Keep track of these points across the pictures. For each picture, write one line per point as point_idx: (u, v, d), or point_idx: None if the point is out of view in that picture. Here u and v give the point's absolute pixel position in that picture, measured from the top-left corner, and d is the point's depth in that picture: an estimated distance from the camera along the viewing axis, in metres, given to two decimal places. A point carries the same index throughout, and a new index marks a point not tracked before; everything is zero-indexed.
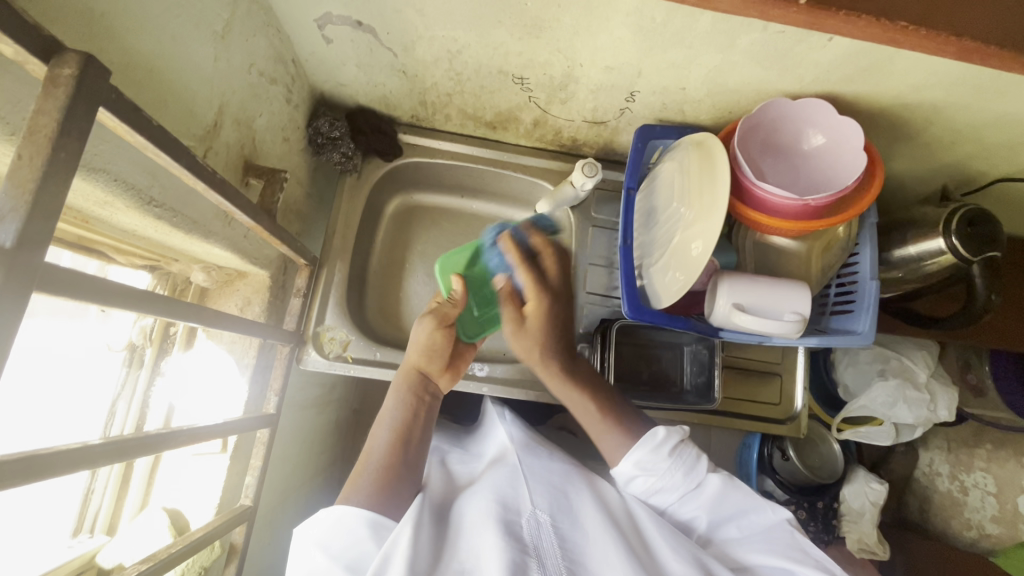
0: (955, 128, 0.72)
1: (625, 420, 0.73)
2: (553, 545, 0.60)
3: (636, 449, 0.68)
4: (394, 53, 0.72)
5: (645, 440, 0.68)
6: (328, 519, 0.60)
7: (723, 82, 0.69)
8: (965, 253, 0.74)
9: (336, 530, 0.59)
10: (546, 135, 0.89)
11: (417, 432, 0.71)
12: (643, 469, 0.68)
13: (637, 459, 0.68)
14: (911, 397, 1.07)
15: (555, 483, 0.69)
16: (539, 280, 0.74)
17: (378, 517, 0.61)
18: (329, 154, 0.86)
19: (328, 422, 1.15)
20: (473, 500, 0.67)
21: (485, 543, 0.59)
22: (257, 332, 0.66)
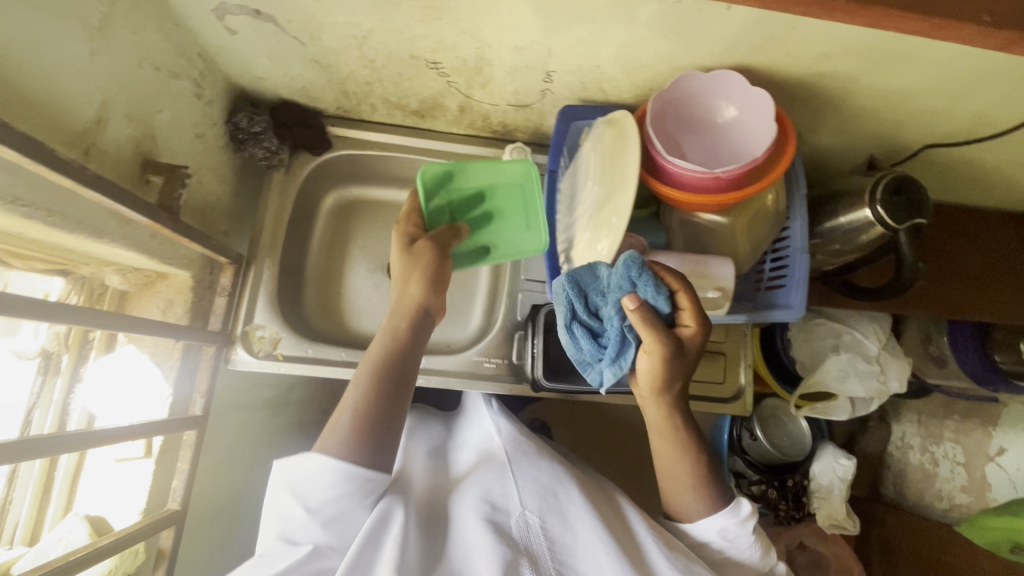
0: (874, 97, 0.71)
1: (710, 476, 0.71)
2: (543, 546, 0.63)
3: (725, 517, 0.69)
4: (302, 42, 0.71)
5: (733, 509, 0.69)
6: (307, 465, 0.61)
7: (635, 58, 0.68)
8: (891, 222, 0.74)
9: (315, 480, 0.60)
10: (475, 121, 0.88)
11: (398, 389, 0.67)
12: (724, 537, 0.69)
13: (718, 527, 0.69)
14: (861, 369, 1.09)
15: (545, 479, 0.71)
16: (694, 307, 0.63)
17: (356, 468, 0.61)
18: (252, 149, 0.84)
19: (284, 423, 1.14)
20: (461, 500, 0.70)
21: (475, 547, 0.62)
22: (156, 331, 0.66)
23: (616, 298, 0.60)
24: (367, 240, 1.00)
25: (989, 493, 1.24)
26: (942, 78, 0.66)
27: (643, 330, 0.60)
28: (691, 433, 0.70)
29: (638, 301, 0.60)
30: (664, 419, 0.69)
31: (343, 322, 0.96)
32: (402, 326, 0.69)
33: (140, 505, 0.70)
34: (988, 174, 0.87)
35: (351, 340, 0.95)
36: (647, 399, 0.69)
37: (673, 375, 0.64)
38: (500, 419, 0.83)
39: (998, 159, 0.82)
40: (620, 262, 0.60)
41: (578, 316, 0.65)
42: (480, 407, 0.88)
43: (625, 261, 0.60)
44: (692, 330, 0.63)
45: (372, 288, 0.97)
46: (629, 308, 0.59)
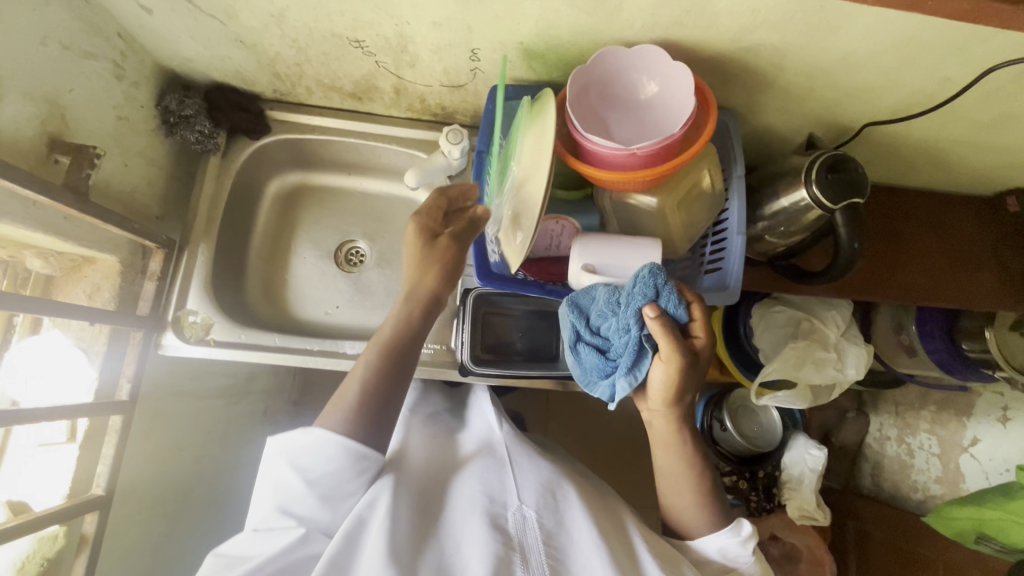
0: (806, 73, 0.69)
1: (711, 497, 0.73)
2: (538, 541, 0.64)
3: (724, 536, 0.69)
4: (221, 21, 0.70)
5: (736, 529, 0.69)
6: (307, 440, 0.61)
7: (556, 33, 0.66)
8: (826, 202, 0.72)
9: (310, 456, 0.61)
10: (413, 103, 0.86)
11: (402, 377, 0.68)
12: (724, 555, 0.69)
13: (720, 545, 0.69)
14: (818, 357, 1.07)
15: (545, 480, 0.72)
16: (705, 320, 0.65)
17: (357, 446, 0.62)
18: (184, 133, 0.83)
19: (239, 414, 1.14)
20: (460, 489, 0.71)
21: (469, 539, 0.63)
22: (66, 314, 0.66)
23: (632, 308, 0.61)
24: (313, 227, 0.99)
25: (962, 485, 1.23)
26: (870, 51, 0.64)
27: (661, 339, 0.61)
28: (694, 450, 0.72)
29: (659, 308, 0.61)
30: (669, 431, 0.71)
31: (288, 309, 0.95)
32: (416, 310, 0.70)
33: (64, 489, 0.70)
34: (938, 154, 0.85)
35: (294, 328, 0.94)
36: (657, 413, 0.70)
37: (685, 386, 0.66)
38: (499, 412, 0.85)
39: (945, 137, 0.80)
40: (643, 272, 0.61)
41: (582, 337, 0.68)
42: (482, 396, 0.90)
43: (648, 272, 0.60)
44: (702, 339, 0.66)
45: (319, 275, 0.97)
46: (647, 314, 0.61)
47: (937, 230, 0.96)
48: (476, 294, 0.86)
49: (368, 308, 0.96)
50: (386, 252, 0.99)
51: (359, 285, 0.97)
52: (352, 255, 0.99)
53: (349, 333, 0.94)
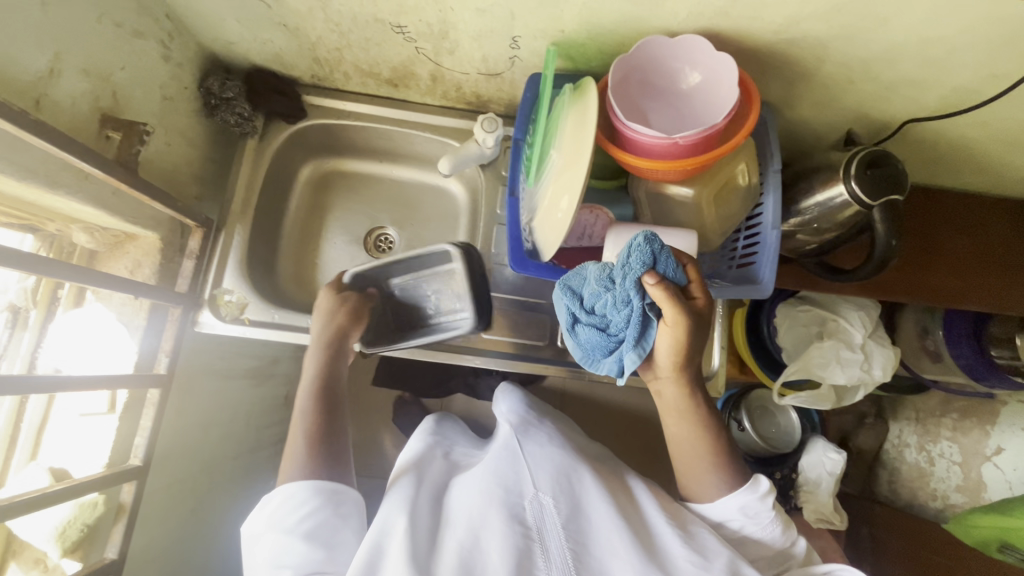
0: (849, 67, 0.69)
1: (730, 458, 0.73)
2: (555, 525, 0.66)
3: (743, 494, 0.70)
4: (267, 4, 0.71)
5: (750, 487, 0.70)
6: (277, 498, 0.67)
7: (598, 22, 0.67)
8: (865, 198, 0.72)
9: (285, 508, 0.66)
10: (448, 91, 0.87)
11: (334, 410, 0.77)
12: (746, 515, 0.70)
13: (740, 504, 0.70)
14: (845, 357, 1.05)
15: (559, 469, 0.75)
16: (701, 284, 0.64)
17: (323, 482, 0.69)
18: (224, 115, 0.85)
19: (261, 396, 1.16)
20: (477, 487, 0.72)
21: (488, 527, 0.65)
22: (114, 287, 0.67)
23: (630, 280, 0.59)
24: (343, 213, 1.00)
25: (984, 494, 1.22)
26: (916, 45, 0.64)
27: (664, 306, 0.60)
28: (708, 415, 0.72)
29: (657, 274, 0.60)
30: (682, 401, 0.71)
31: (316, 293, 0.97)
32: (333, 355, 0.79)
33: (103, 458, 0.72)
34: (976, 155, 0.84)
35: None
36: (668, 380, 0.70)
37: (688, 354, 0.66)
38: (515, 420, 0.89)
39: (985, 137, 0.79)
40: (637, 239, 0.59)
41: (579, 319, 0.65)
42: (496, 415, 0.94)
43: (644, 239, 0.59)
44: (703, 301, 0.64)
45: (347, 260, 0.98)
46: (648, 283, 0.60)
47: (972, 233, 0.95)
48: (351, 276, 0.83)
49: None
50: (414, 239, 1.00)
51: None
52: (381, 242, 1.00)
53: None
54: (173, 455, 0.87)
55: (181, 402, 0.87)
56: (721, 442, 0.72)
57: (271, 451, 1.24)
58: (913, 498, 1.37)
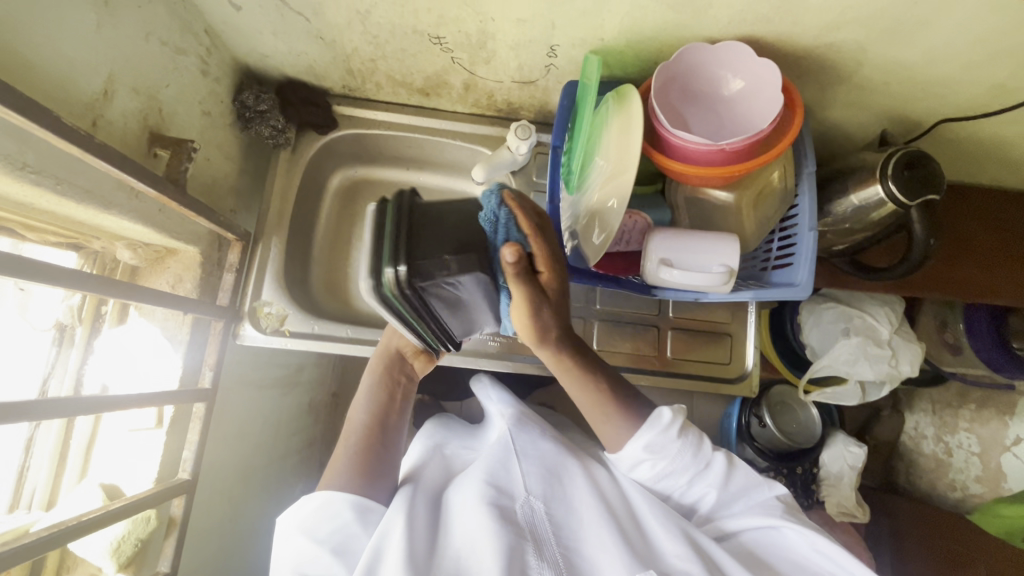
0: (885, 69, 0.69)
1: (625, 395, 0.70)
2: (548, 528, 0.67)
3: (645, 430, 0.67)
4: (306, 18, 0.71)
5: (651, 423, 0.67)
6: (311, 505, 0.67)
7: (639, 29, 0.67)
8: (902, 198, 0.72)
9: (321, 516, 0.65)
10: (479, 99, 0.88)
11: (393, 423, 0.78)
12: (652, 452, 0.68)
13: (644, 443, 0.67)
14: (872, 353, 1.06)
15: (548, 464, 0.76)
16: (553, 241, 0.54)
17: (358, 497, 0.68)
18: (258, 128, 0.85)
19: (289, 403, 1.17)
20: (465, 488, 0.73)
21: (477, 530, 0.65)
22: (164, 304, 0.68)
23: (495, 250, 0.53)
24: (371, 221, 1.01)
25: (1003, 484, 1.24)
26: (955, 47, 0.64)
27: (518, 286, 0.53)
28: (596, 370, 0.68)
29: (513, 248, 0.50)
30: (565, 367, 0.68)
31: (347, 302, 0.97)
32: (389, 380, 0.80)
33: (152, 474, 0.72)
34: (1003, 152, 0.85)
35: (355, 319, 0.96)
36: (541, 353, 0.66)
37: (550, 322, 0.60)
38: (506, 407, 0.87)
39: (1013, 135, 0.80)
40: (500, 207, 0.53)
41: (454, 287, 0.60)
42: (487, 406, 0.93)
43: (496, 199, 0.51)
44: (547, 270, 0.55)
45: None
46: (508, 259, 0.49)
47: (999, 228, 0.96)
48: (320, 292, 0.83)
49: None
50: None
51: None
52: None
53: None
54: (214, 466, 0.88)
55: (221, 413, 0.88)
56: (616, 386, 0.69)
57: (297, 458, 1.24)
58: (932, 488, 1.39)
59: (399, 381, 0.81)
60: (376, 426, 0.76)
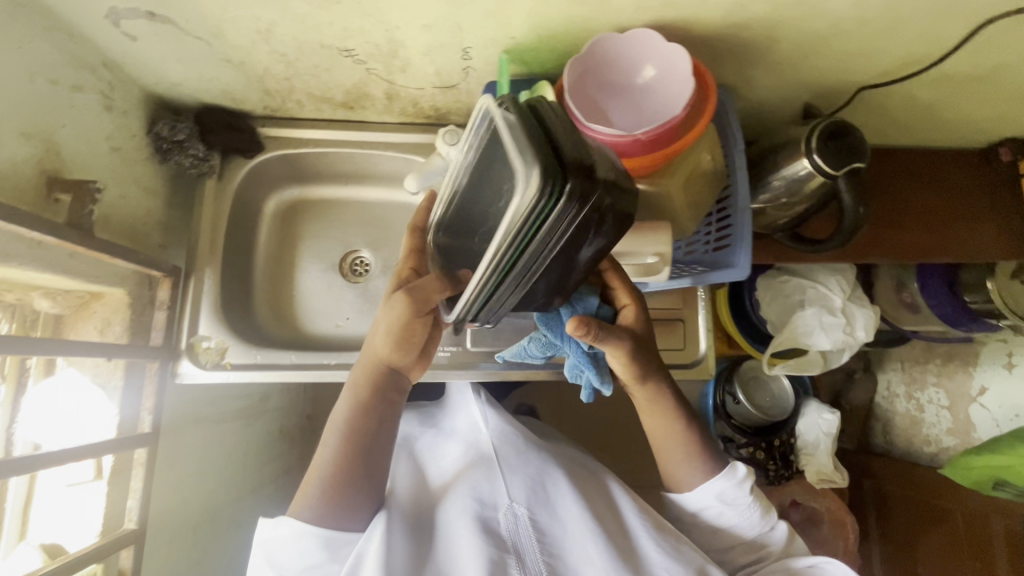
0: (798, 43, 0.69)
1: (701, 449, 0.80)
2: (531, 539, 0.68)
3: (720, 480, 0.78)
4: (207, 42, 0.69)
5: (727, 474, 0.78)
6: (280, 537, 0.65)
7: (548, 24, 0.66)
8: (829, 169, 0.73)
9: (291, 550, 0.65)
10: (405, 108, 0.86)
11: (377, 443, 0.70)
12: (723, 501, 0.78)
13: (718, 491, 0.78)
14: (828, 323, 1.07)
15: (531, 475, 0.76)
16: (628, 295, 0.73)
17: (329, 533, 0.66)
18: (178, 158, 0.82)
19: (255, 433, 1.15)
20: (451, 501, 0.73)
21: (465, 548, 0.66)
22: (86, 353, 0.65)
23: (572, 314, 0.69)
24: (314, 240, 0.99)
25: (974, 433, 1.25)
26: (861, 15, 0.64)
27: (612, 343, 0.69)
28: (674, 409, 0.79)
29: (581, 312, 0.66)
30: (648, 402, 0.79)
31: (296, 326, 0.95)
32: (380, 391, 0.71)
33: (95, 528, 0.70)
34: (929, 112, 0.85)
35: (305, 342, 0.94)
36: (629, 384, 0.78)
37: (644, 362, 0.74)
38: (488, 414, 0.86)
39: (936, 95, 0.81)
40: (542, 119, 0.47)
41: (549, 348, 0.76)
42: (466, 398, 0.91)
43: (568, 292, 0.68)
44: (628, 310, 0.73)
45: (324, 287, 0.97)
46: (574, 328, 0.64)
47: (936, 187, 0.97)
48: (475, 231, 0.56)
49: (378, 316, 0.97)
50: (390, 259, 0.99)
51: (367, 294, 0.97)
52: (357, 265, 0.99)
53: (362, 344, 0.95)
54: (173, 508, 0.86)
55: (173, 455, 0.85)
56: (691, 431, 0.80)
57: (273, 487, 1.22)
58: (908, 446, 1.41)
59: (389, 392, 0.71)
60: (350, 456, 0.68)
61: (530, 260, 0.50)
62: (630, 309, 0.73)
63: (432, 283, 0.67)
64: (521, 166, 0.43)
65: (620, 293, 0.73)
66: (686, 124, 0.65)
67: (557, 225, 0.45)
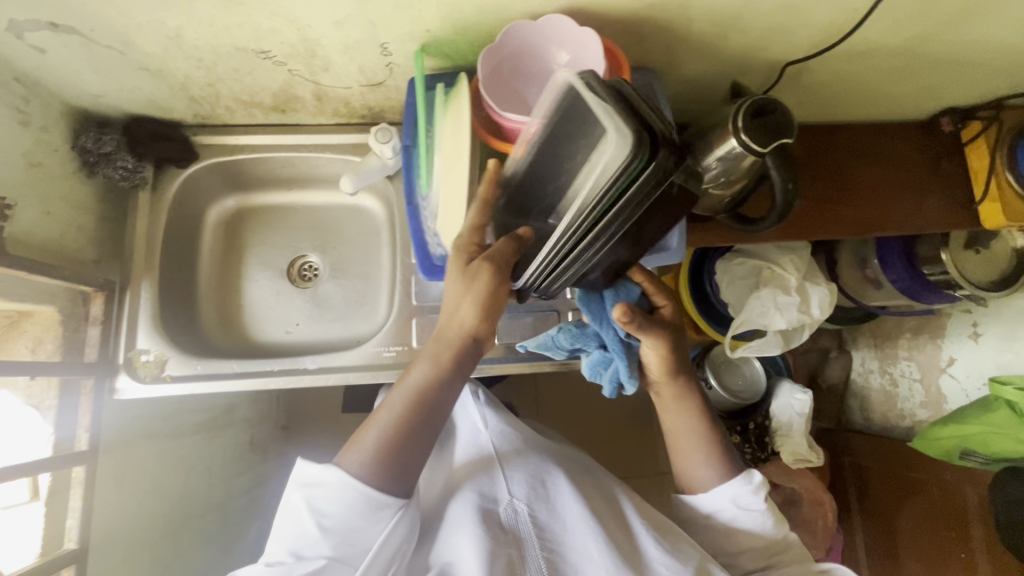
0: (717, 22, 0.69)
1: (724, 456, 0.79)
2: (530, 531, 0.70)
3: (735, 485, 0.76)
4: (119, 50, 0.68)
5: (744, 478, 0.77)
6: (328, 478, 0.64)
7: (460, 15, 0.65)
8: (756, 147, 0.72)
9: (330, 497, 0.63)
10: (338, 108, 0.85)
11: (432, 421, 0.68)
12: (737, 504, 0.76)
13: (732, 494, 0.76)
14: (782, 302, 1.07)
15: (532, 472, 0.78)
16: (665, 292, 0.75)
17: (373, 491, 0.63)
18: (107, 171, 0.81)
19: (222, 446, 1.13)
20: (456, 498, 0.76)
21: (463, 535, 0.69)
22: (11, 372, 0.64)
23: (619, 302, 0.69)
24: (262, 248, 0.98)
25: (945, 405, 1.26)
26: None
27: (649, 330, 0.71)
28: (699, 411, 0.80)
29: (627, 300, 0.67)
30: (674, 399, 0.80)
31: (246, 335, 0.94)
32: (450, 364, 0.67)
33: (34, 549, 0.69)
34: (863, 84, 0.85)
35: (254, 351, 0.93)
36: (660, 382, 0.80)
37: (679, 358, 0.77)
38: (488, 419, 0.89)
39: (867, 67, 0.81)
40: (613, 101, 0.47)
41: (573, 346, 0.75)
42: (464, 399, 0.94)
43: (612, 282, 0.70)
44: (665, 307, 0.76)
45: (273, 294, 0.96)
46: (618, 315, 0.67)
47: (880, 159, 0.97)
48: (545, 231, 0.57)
49: (329, 320, 0.96)
50: (339, 262, 0.99)
51: (316, 299, 0.97)
52: (305, 270, 0.98)
53: (312, 349, 0.94)
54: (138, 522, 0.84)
55: (129, 470, 0.84)
56: (713, 437, 0.80)
57: (246, 499, 1.21)
58: (886, 421, 1.41)
59: (463, 366, 0.68)
60: (411, 423, 0.67)
61: (615, 219, 0.52)
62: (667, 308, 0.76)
63: (505, 248, 0.61)
64: (611, 124, 0.46)
65: (655, 295, 0.76)
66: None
67: (646, 187, 0.48)
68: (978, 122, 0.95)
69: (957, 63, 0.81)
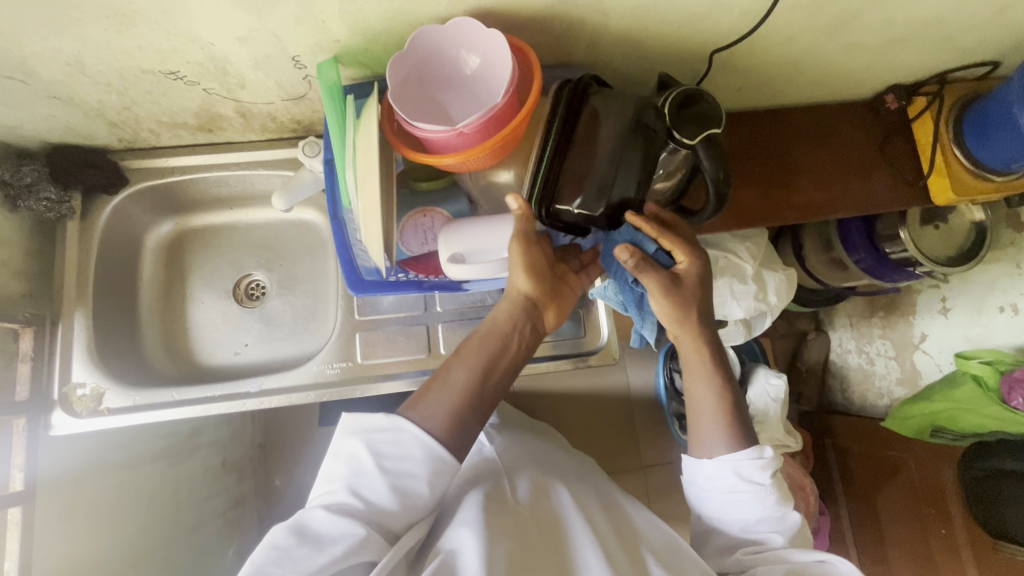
0: (636, 11, 0.66)
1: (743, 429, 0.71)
2: (534, 528, 0.69)
3: (739, 457, 0.70)
4: (22, 80, 0.66)
5: (751, 451, 0.70)
6: (386, 428, 0.59)
7: (366, 25, 0.63)
8: (681, 138, 0.65)
9: (392, 446, 0.58)
10: (266, 123, 0.83)
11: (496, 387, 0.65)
12: (739, 475, 0.70)
13: (733, 463, 0.70)
14: (737, 291, 1.05)
15: (536, 483, 0.80)
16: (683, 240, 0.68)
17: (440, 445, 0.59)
18: (31, 203, 0.79)
19: (201, 463, 1.09)
20: (460, 497, 0.74)
21: (467, 525, 0.65)
22: None
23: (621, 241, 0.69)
24: (206, 269, 0.97)
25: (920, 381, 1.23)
26: None
27: (645, 276, 0.67)
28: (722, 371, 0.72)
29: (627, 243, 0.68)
30: (689, 350, 0.71)
31: (193, 359, 0.93)
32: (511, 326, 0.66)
33: None
34: (800, 66, 0.84)
35: (200, 375, 0.92)
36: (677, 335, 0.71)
37: (683, 302, 0.68)
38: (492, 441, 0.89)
39: (801, 48, 0.79)
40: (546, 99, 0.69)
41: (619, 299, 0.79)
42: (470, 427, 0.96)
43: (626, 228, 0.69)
44: (684, 262, 0.69)
45: (220, 315, 0.95)
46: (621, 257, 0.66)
47: (827, 141, 0.95)
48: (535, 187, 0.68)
49: (279, 338, 0.94)
50: (286, 278, 0.97)
51: (265, 318, 0.95)
52: (253, 289, 0.97)
53: (261, 369, 0.93)
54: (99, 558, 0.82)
55: (83, 506, 0.82)
56: (732, 405, 0.71)
57: None
58: (865, 401, 1.40)
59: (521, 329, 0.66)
60: (482, 388, 0.63)
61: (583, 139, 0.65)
62: (687, 266, 0.69)
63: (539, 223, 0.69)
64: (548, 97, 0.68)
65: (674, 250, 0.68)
66: (513, 111, 0.64)
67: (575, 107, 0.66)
68: (923, 98, 0.93)
69: (890, 38, 0.79)
